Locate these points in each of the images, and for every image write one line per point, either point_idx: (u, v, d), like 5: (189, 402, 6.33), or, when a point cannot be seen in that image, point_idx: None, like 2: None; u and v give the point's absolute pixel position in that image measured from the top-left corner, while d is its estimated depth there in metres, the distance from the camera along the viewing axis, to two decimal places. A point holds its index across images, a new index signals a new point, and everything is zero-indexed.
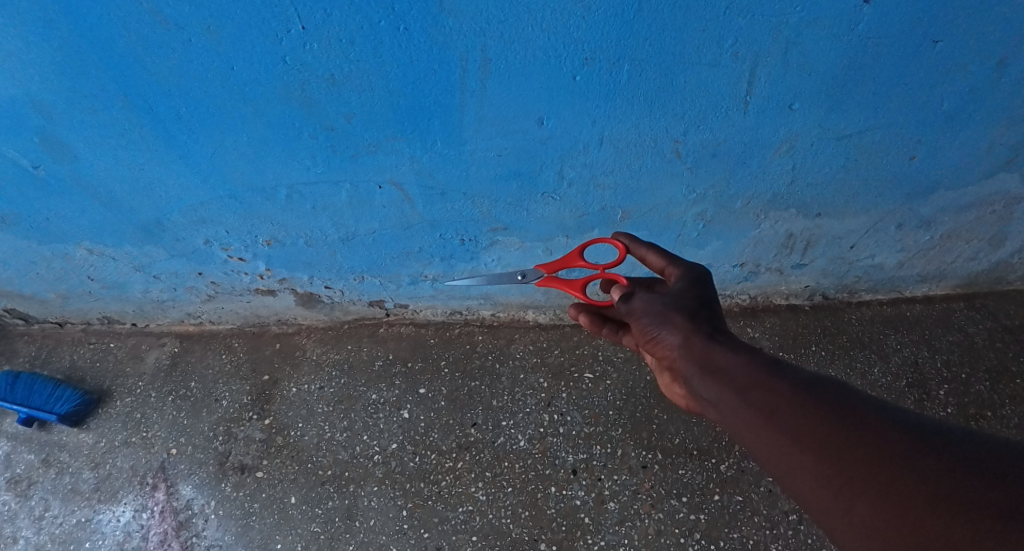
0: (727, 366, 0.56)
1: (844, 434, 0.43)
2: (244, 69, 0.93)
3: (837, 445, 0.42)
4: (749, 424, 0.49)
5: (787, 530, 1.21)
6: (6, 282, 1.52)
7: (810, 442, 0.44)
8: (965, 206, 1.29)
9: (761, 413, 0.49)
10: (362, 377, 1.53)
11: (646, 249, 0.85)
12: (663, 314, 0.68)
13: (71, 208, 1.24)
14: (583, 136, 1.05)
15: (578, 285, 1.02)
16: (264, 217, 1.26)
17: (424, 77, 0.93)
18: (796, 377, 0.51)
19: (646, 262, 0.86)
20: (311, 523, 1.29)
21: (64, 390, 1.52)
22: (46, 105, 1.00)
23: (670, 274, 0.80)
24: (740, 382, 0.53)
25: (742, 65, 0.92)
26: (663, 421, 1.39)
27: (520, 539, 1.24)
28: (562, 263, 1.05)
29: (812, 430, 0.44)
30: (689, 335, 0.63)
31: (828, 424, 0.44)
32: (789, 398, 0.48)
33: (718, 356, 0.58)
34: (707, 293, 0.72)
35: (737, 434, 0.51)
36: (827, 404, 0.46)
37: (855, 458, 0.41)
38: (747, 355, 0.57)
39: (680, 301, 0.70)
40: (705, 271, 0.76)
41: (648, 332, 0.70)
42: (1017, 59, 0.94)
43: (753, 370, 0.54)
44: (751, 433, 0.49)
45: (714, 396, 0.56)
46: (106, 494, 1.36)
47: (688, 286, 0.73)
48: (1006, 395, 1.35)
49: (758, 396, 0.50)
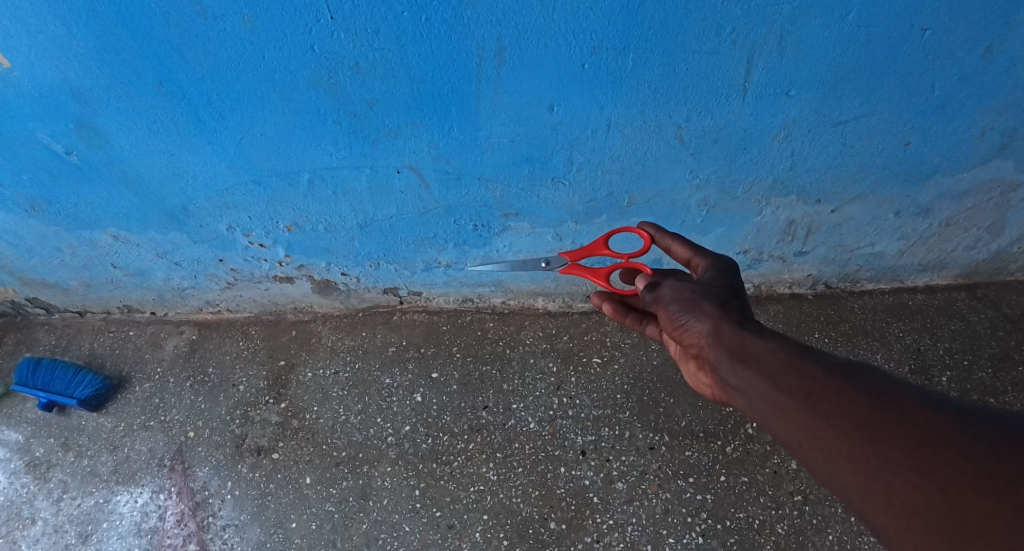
0: (759, 353, 0.59)
1: (881, 416, 0.45)
2: (275, 57, 0.97)
3: (873, 427, 0.44)
4: (783, 409, 0.52)
5: (792, 511, 1.24)
6: (31, 270, 1.56)
7: (846, 424, 0.46)
8: (962, 193, 1.31)
9: (795, 397, 0.51)
10: (375, 362, 1.56)
11: (672, 240, 0.88)
12: (693, 301, 0.71)
13: (100, 194, 1.28)
14: (591, 122, 1.09)
15: (602, 274, 1.06)
16: (287, 202, 1.30)
17: (444, 66, 0.96)
18: (830, 364, 0.53)
19: (671, 253, 0.90)
20: (325, 502, 1.32)
21: (85, 375, 1.55)
22: (85, 91, 1.04)
23: (696, 264, 0.84)
24: (773, 368, 0.55)
25: (740, 54, 0.96)
26: (670, 404, 1.42)
27: (531, 518, 1.27)
28: (587, 251, 1.11)
29: (848, 413, 0.46)
30: (718, 322, 0.66)
31: (865, 407, 0.46)
32: (824, 384, 0.50)
33: (749, 342, 0.61)
34: (735, 283, 0.75)
35: (771, 420, 0.53)
36: (863, 389, 0.48)
37: (892, 438, 0.42)
38: (778, 342, 0.59)
39: (709, 289, 0.73)
40: (731, 262, 0.80)
41: (676, 319, 0.72)
42: (1004, 47, 0.97)
43: (786, 357, 0.56)
44: (786, 419, 0.51)
45: (745, 382, 0.58)
46: (124, 476, 1.40)
47: (717, 276, 0.76)
48: (1009, 382, 1.39)
49: (792, 382, 0.53)
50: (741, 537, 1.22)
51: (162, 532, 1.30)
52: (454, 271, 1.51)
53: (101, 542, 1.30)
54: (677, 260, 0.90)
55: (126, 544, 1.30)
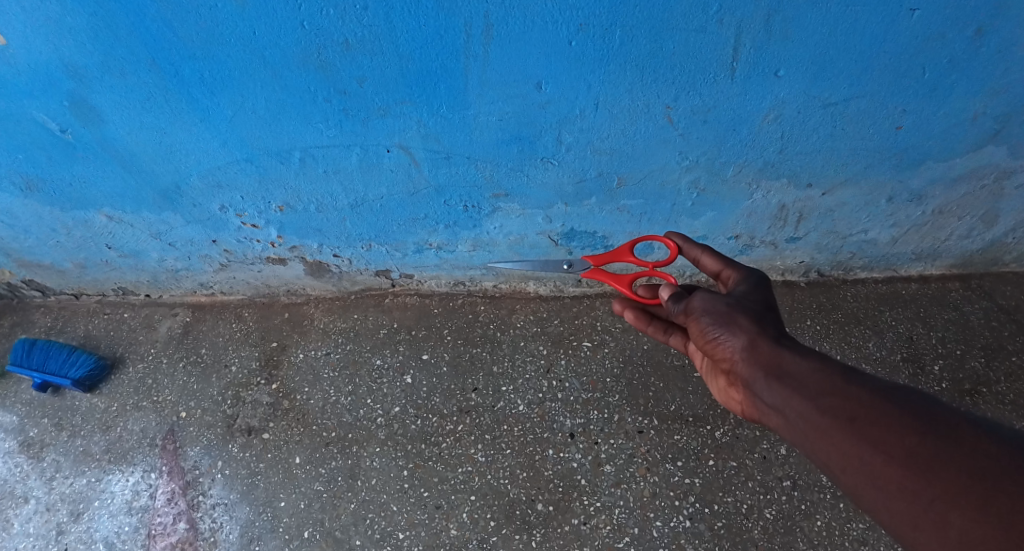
0: (798, 372, 0.60)
1: (934, 445, 0.46)
2: (265, 33, 0.97)
3: (926, 456, 0.45)
4: (823, 429, 0.53)
5: (780, 496, 1.25)
6: (27, 251, 1.57)
7: (896, 452, 0.47)
8: (955, 180, 1.31)
9: (839, 418, 0.52)
10: (367, 343, 1.57)
11: (702, 251, 0.88)
12: (727, 315, 0.71)
13: (95, 173, 1.29)
14: (580, 101, 1.09)
15: (625, 280, 1.09)
16: (278, 181, 1.30)
17: (432, 42, 0.97)
18: (874, 386, 0.54)
19: (700, 263, 0.90)
20: (314, 482, 1.33)
21: (79, 355, 1.56)
22: (78, 68, 1.05)
23: (726, 276, 0.84)
24: (813, 388, 0.57)
25: (727, 32, 0.95)
26: (659, 388, 1.42)
27: (518, 499, 1.27)
28: (612, 256, 1.16)
29: (897, 440, 0.47)
30: (754, 337, 0.67)
31: (916, 434, 0.47)
32: (870, 407, 0.51)
33: (787, 361, 0.62)
34: (768, 297, 0.75)
35: (810, 440, 0.55)
36: (913, 415, 0.49)
37: (948, 470, 0.43)
38: (819, 360, 0.60)
39: (744, 302, 0.73)
40: (762, 274, 0.80)
41: (709, 332, 0.72)
42: (994, 28, 0.97)
43: (826, 376, 0.57)
44: (827, 441, 0.53)
45: (782, 399, 0.60)
46: (116, 456, 1.41)
47: (751, 289, 0.76)
48: (1002, 372, 1.40)
49: (834, 403, 0.54)
50: (729, 521, 1.22)
51: (153, 510, 1.31)
52: (445, 253, 1.52)
53: (92, 520, 1.31)
54: (705, 271, 0.89)
55: (117, 522, 1.31)
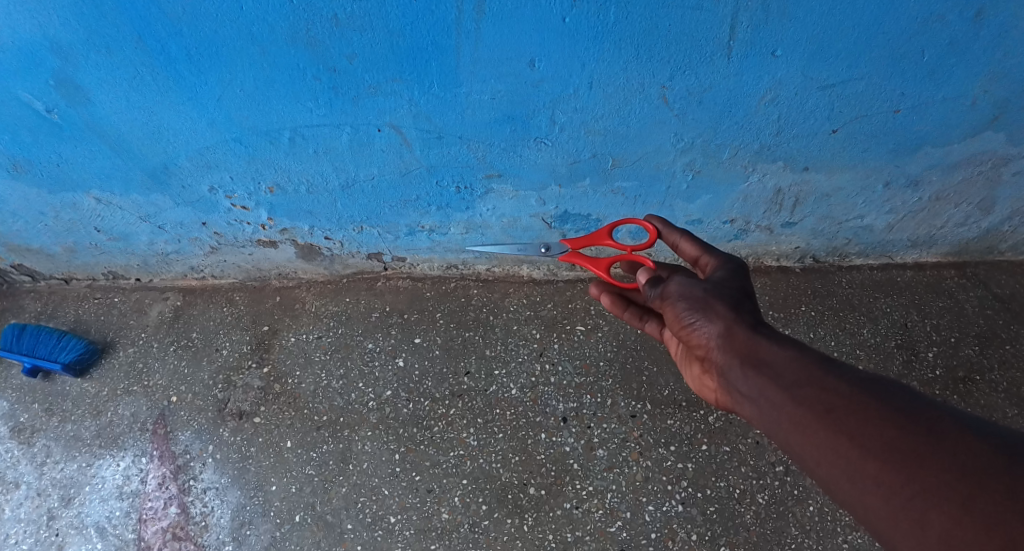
0: (775, 361, 0.60)
1: (916, 441, 0.45)
2: (253, 8, 0.95)
3: (906, 451, 0.45)
4: (799, 420, 0.54)
5: (773, 481, 1.26)
6: (15, 235, 1.55)
7: (874, 446, 0.47)
8: (953, 165, 1.30)
9: (815, 409, 0.53)
10: (359, 327, 1.56)
11: (680, 236, 0.88)
12: (704, 301, 0.71)
13: (82, 153, 1.27)
14: (573, 79, 1.08)
15: (603, 264, 1.09)
16: (268, 161, 1.29)
17: (423, 18, 0.95)
18: (854, 378, 0.54)
19: (679, 249, 0.90)
20: (305, 466, 1.33)
21: (69, 340, 1.54)
22: (63, 46, 1.03)
23: (704, 263, 0.84)
24: (790, 378, 0.57)
25: (723, 10, 0.94)
26: (653, 373, 1.42)
27: (510, 483, 1.27)
28: (590, 241, 1.15)
29: (878, 434, 0.47)
30: (731, 324, 0.67)
31: (894, 427, 0.47)
32: (848, 400, 0.51)
33: (764, 349, 0.62)
34: (747, 285, 0.75)
35: (786, 434, 0.55)
36: (893, 408, 0.49)
37: (928, 466, 0.43)
38: (796, 349, 0.60)
39: (722, 289, 0.72)
40: (740, 261, 0.80)
41: (685, 319, 0.72)
42: (995, 11, 0.95)
43: (803, 366, 0.57)
44: (804, 433, 0.53)
45: (757, 388, 0.60)
46: (107, 441, 1.40)
47: (730, 275, 0.76)
48: (994, 360, 1.41)
49: (812, 395, 0.54)
50: (721, 506, 1.23)
51: (144, 495, 1.31)
52: (438, 235, 1.51)
53: (83, 505, 1.31)
54: (684, 256, 0.90)
55: (109, 507, 1.30)
